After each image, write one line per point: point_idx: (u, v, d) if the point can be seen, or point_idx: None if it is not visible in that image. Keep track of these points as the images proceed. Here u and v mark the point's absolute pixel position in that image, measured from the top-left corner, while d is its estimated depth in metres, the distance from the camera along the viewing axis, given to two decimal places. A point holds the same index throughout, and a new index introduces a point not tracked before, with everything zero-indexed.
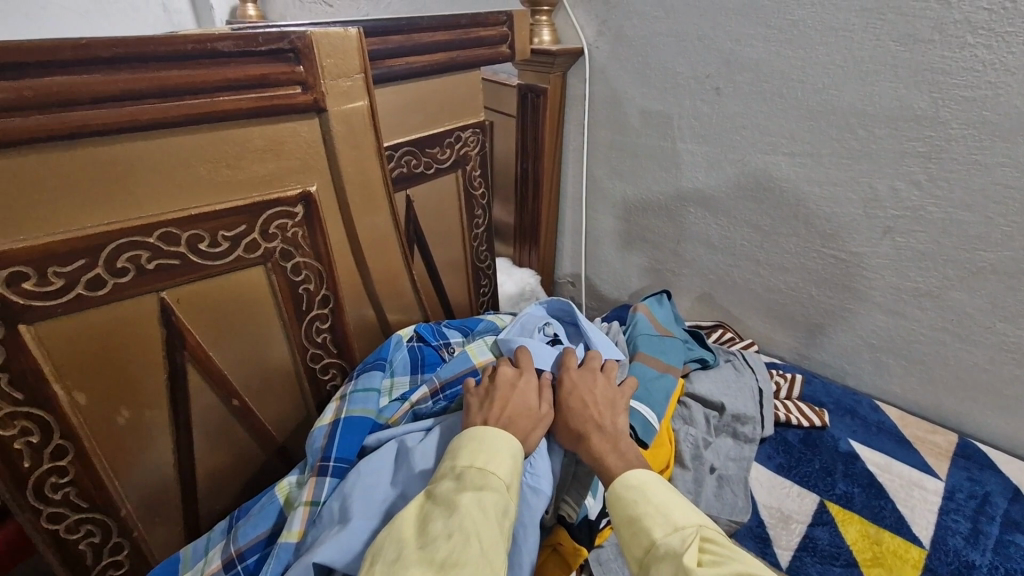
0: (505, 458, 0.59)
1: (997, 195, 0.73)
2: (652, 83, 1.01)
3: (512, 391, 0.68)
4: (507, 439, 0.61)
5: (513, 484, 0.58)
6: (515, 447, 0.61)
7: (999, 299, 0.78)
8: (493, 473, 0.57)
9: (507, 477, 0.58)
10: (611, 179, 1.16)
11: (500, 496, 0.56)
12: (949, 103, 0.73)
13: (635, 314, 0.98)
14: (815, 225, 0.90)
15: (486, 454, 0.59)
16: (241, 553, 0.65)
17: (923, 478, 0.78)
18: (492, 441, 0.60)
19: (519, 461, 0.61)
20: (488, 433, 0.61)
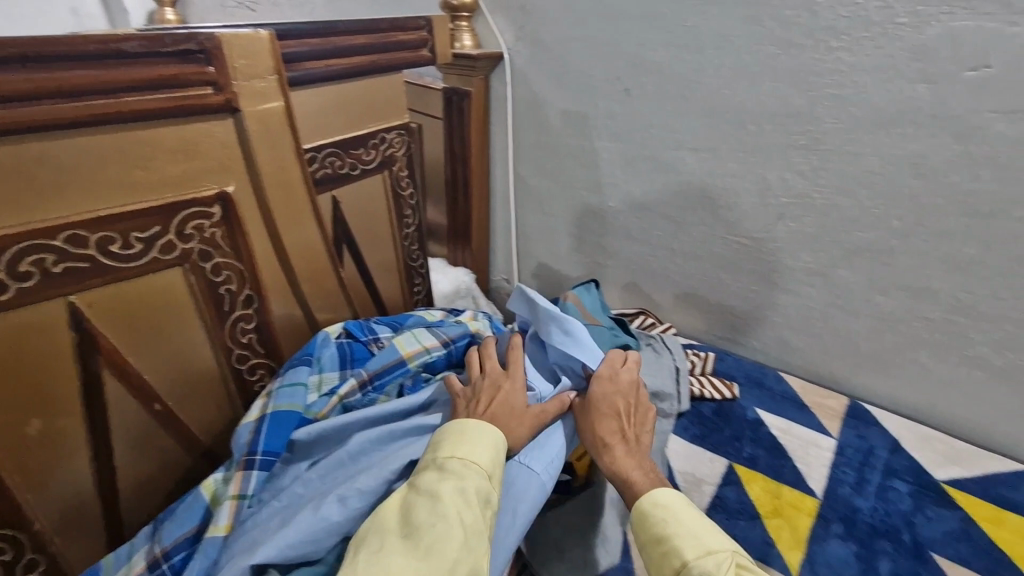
0: (488, 448, 0.63)
1: (867, 181, 0.82)
2: (570, 86, 1.06)
3: (511, 392, 0.72)
4: (492, 430, 0.65)
5: (495, 473, 0.62)
6: (498, 437, 0.65)
7: (876, 275, 0.86)
8: (475, 464, 0.61)
9: (489, 467, 0.62)
10: (537, 177, 1.21)
11: (482, 484, 0.60)
12: (822, 100, 0.81)
13: (564, 303, 1.01)
14: (719, 214, 0.98)
15: (468, 445, 0.63)
16: (166, 552, 0.65)
17: (818, 438, 0.87)
18: (475, 432, 0.64)
19: (502, 450, 0.65)
20: (471, 425, 0.65)
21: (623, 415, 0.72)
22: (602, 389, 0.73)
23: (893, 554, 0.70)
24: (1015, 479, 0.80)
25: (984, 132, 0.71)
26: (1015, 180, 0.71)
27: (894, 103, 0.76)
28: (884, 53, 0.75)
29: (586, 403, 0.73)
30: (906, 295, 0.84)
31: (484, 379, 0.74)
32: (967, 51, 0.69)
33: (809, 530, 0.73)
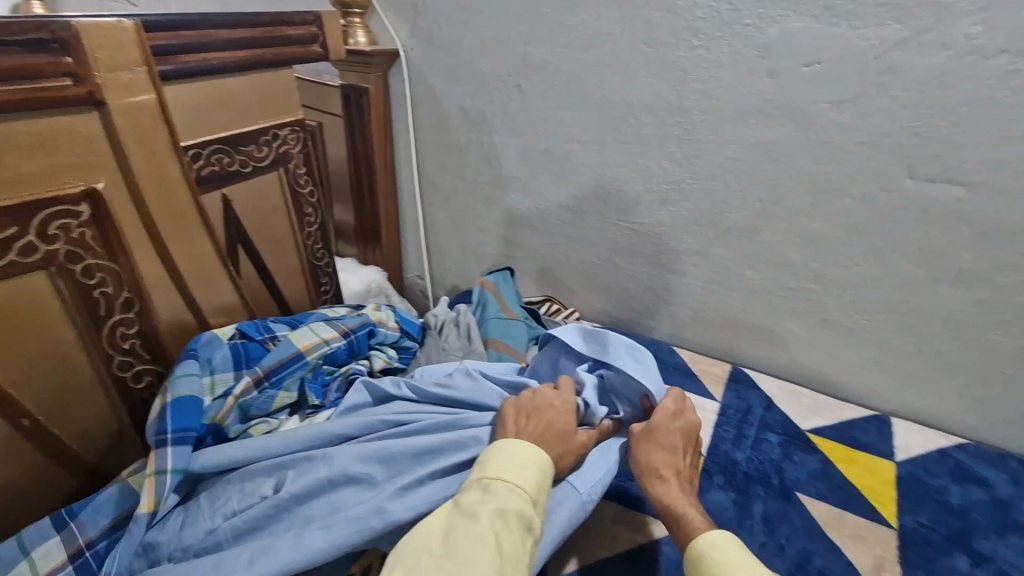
0: (532, 471, 0.62)
1: (731, 166, 0.90)
2: (466, 84, 1.09)
3: (557, 416, 0.71)
4: (539, 455, 0.65)
5: (539, 498, 0.61)
6: (544, 462, 0.64)
7: (744, 251, 0.95)
8: (519, 486, 0.60)
9: (534, 490, 0.61)
10: (441, 173, 1.23)
11: (525, 508, 0.59)
12: (689, 94, 0.89)
13: (481, 291, 1.02)
14: (610, 202, 1.05)
15: (514, 467, 0.62)
16: (90, 542, 0.66)
17: (703, 402, 0.95)
18: (522, 454, 0.64)
19: (548, 474, 0.64)
20: (518, 447, 0.65)
21: (679, 452, 0.70)
22: (663, 423, 0.71)
23: (764, 497, 0.78)
24: (865, 424, 0.91)
25: (819, 121, 0.81)
26: (847, 162, 0.81)
27: (747, 96, 0.85)
28: (736, 51, 0.83)
29: (647, 432, 0.71)
30: (770, 269, 0.94)
31: (534, 397, 0.73)
32: (802, 49, 0.78)
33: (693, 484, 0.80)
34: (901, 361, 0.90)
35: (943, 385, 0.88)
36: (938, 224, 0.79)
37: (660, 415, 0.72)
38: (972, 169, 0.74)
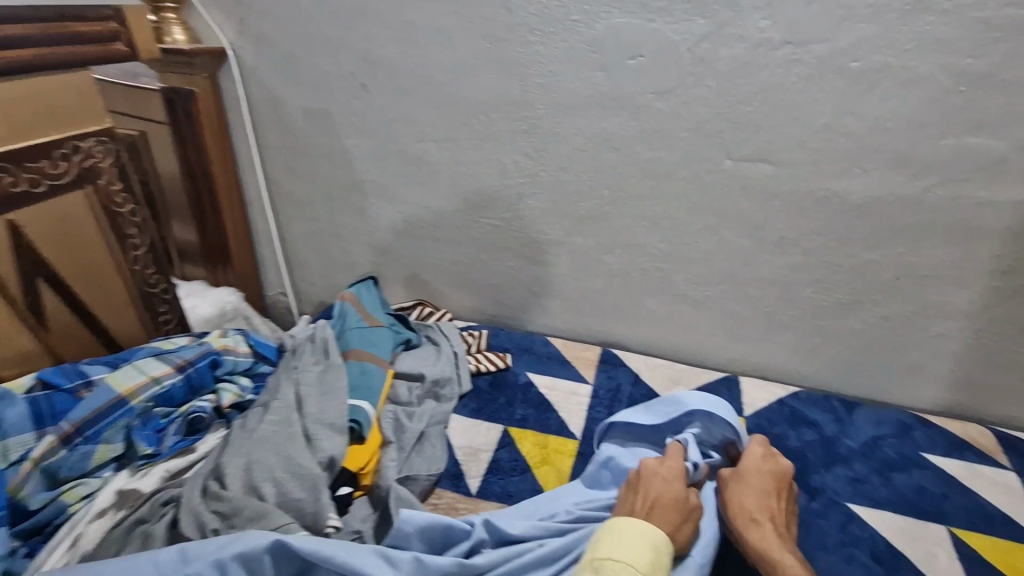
0: (646, 548, 0.59)
1: (578, 157, 0.94)
2: (306, 84, 1.03)
3: (664, 488, 0.67)
4: (657, 532, 0.61)
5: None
6: (657, 536, 0.60)
7: (600, 238, 0.99)
8: (630, 565, 0.57)
9: (649, 566, 0.58)
10: (292, 180, 1.14)
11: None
12: (531, 89, 0.91)
13: (341, 303, 0.96)
14: (471, 199, 1.04)
15: (626, 545, 0.59)
16: None
17: (577, 387, 0.96)
18: (632, 531, 0.60)
19: (662, 553, 0.60)
20: (631, 524, 0.61)
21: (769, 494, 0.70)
22: (753, 467, 0.73)
23: None
24: (718, 386, 0.99)
25: (649, 110, 0.86)
26: (677, 147, 0.88)
27: (584, 88, 0.88)
28: (568, 45, 0.86)
29: (740, 481, 0.71)
30: (624, 252, 0.99)
31: (642, 469, 0.70)
32: (626, 43, 0.83)
33: (569, 469, 0.80)
34: (743, 325, 0.99)
35: (777, 343, 0.98)
36: (756, 199, 0.88)
37: (743, 462, 0.74)
38: (776, 148, 0.83)
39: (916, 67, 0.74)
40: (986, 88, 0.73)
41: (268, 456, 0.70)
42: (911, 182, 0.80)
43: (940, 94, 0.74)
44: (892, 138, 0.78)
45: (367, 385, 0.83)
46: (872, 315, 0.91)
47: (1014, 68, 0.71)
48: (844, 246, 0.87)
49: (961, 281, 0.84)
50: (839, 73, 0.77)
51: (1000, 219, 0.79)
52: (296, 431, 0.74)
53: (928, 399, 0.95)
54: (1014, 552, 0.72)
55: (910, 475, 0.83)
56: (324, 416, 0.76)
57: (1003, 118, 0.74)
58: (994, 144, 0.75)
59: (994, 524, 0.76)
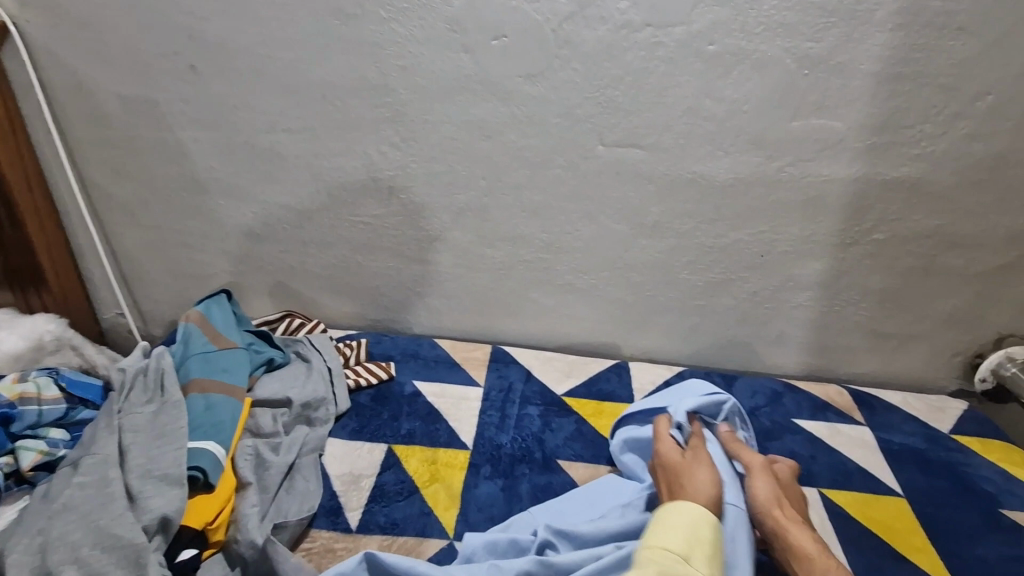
0: (684, 527, 0.59)
1: (448, 146, 0.87)
2: (120, 66, 0.86)
3: (701, 465, 0.68)
4: (697, 507, 0.61)
5: (692, 555, 0.57)
6: (695, 515, 0.60)
7: (480, 231, 0.94)
8: (671, 547, 0.57)
9: (688, 546, 0.57)
10: (115, 182, 0.96)
11: (676, 569, 0.55)
12: (391, 71, 0.82)
13: (185, 326, 0.83)
14: (336, 195, 0.93)
15: (665, 529, 0.59)
16: None
17: (467, 390, 0.90)
18: (674, 515, 0.60)
19: (704, 532, 0.59)
20: (672, 508, 0.61)
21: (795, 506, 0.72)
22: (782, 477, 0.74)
23: (529, 475, 0.77)
24: (609, 373, 0.98)
25: (518, 95, 0.82)
26: (549, 133, 0.84)
27: (448, 70, 0.81)
28: (427, 24, 0.79)
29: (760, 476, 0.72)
30: (507, 245, 0.95)
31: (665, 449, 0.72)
32: (487, 22, 0.77)
33: (462, 483, 0.75)
34: (628, 310, 0.99)
35: (661, 325, 1.00)
36: (630, 184, 0.87)
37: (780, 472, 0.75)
38: (646, 133, 0.83)
39: (765, 50, 0.76)
40: (825, 72, 0.77)
41: (72, 530, 0.58)
42: (767, 162, 0.83)
43: (787, 77, 0.77)
44: (749, 121, 0.80)
45: (216, 421, 0.72)
46: (743, 292, 0.94)
47: (847, 52, 0.75)
48: (714, 227, 0.89)
49: (815, 255, 0.90)
50: (697, 56, 0.77)
51: (843, 194, 0.85)
52: (115, 491, 0.62)
53: (794, 365, 1.02)
54: (872, 503, 0.79)
55: (783, 442, 0.88)
56: (155, 468, 0.65)
57: (840, 100, 0.78)
58: (834, 125, 0.80)
59: (855, 478, 0.82)
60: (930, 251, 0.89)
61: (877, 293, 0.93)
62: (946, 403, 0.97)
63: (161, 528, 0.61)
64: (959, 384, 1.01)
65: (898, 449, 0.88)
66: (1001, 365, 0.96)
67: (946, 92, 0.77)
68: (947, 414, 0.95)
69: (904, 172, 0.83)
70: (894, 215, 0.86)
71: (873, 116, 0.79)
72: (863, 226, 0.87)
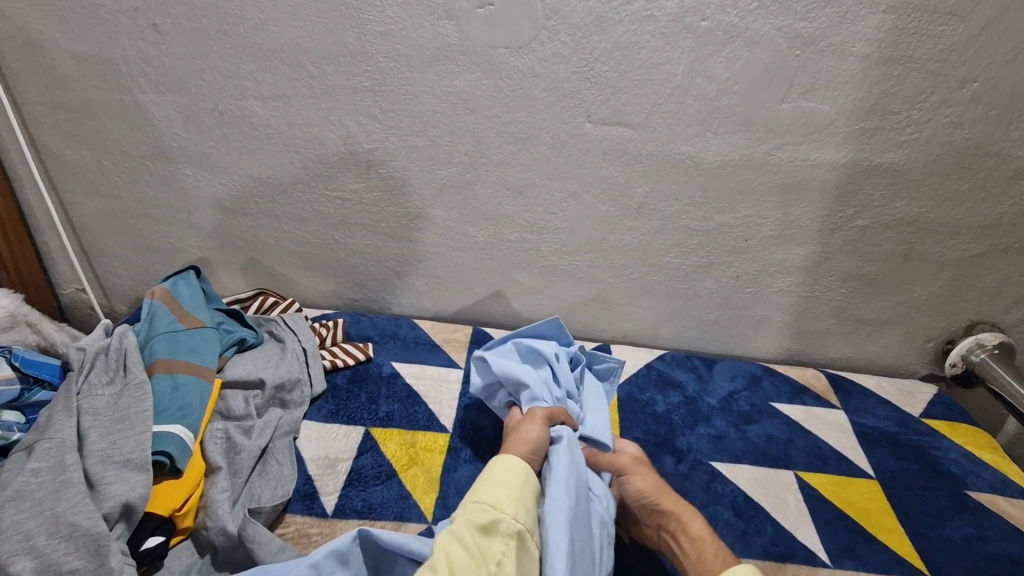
0: (493, 478, 0.61)
1: (430, 119, 0.83)
2: (74, 23, 0.80)
3: (530, 420, 0.71)
4: (517, 461, 0.64)
5: (500, 499, 0.59)
6: (499, 463, 0.63)
7: (462, 209, 0.91)
8: (476, 498, 0.59)
9: (497, 495, 0.59)
10: (73, 148, 0.90)
11: (484, 515, 0.56)
12: (369, 37, 0.78)
13: (150, 303, 0.79)
14: (312, 168, 0.89)
15: (473, 485, 0.61)
16: None
17: (448, 372, 0.89)
18: (484, 470, 0.63)
19: (510, 474, 0.62)
20: (483, 466, 0.64)
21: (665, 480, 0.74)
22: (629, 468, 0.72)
23: None
24: None
25: (504, 67, 0.79)
26: (536, 109, 0.81)
27: (429, 39, 0.77)
28: None
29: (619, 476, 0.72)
30: (490, 224, 0.92)
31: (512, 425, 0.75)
32: None
33: (441, 466, 0.74)
34: (611, 293, 0.98)
35: (644, 308, 0.99)
36: (617, 163, 0.85)
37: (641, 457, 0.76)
38: (634, 111, 0.81)
39: (758, 28, 0.74)
40: (816, 53, 0.75)
41: (26, 519, 0.55)
42: (756, 144, 0.82)
43: (779, 56, 0.75)
44: (739, 101, 0.79)
45: (182, 403, 0.69)
46: (726, 276, 0.94)
47: (839, 33, 0.74)
48: (700, 210, 0.88)
49: (799, 240, 0.90)
50: (687, 32, 0.75)
51: (828, 179, 0.84)
52: (73, 478, 0.58)
53: (773, 349, 1.03)
54: (846, 486, 0.80)
55: (761, 425, 0.88)
56: (117, 453, 0.62)
57: (830, 83, 0.77)
58: (823, 108, 0.79)
59: (830, 462, 0.84)
60: (909, 238, 0.89)
61: (856, 278, 0.93)
62: (916, 388, 1.00)
63: (123, 516, 0.58)
64: (930, 369, 1.03)
65: (870, 432, 0.89)
66: (972, 351, 0.98)
67: (935, 77, 0.76)
68: (917, 398, 0.97)
69: (888, 158, 0.82)
70: (877, 200, 0.86)
71: (862, 100, 0.78)
72: (847, 211, 0.87)
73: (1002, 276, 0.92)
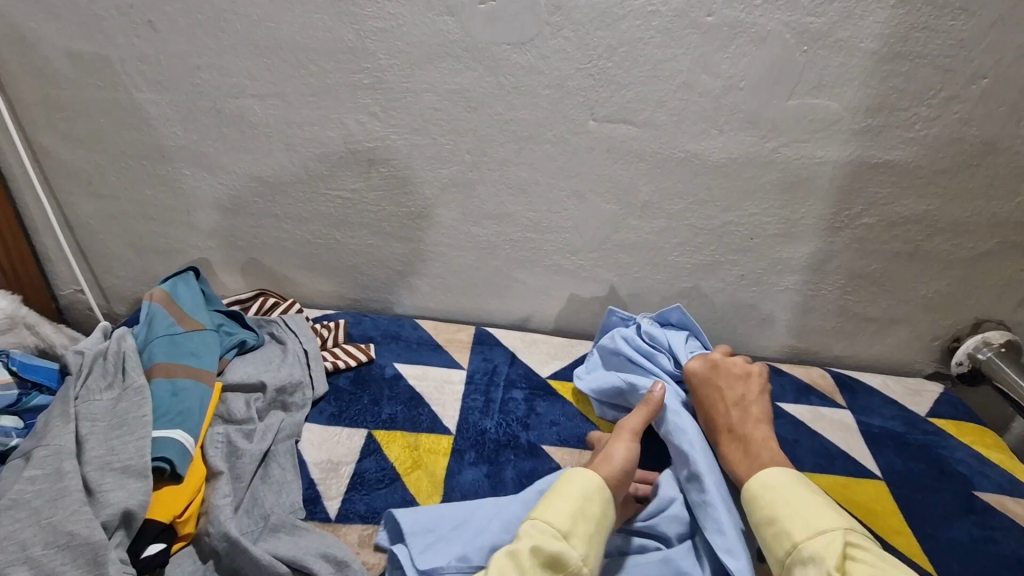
0: (576, 504, 0.59)
1: (431, 117, 0.82)
2: (70, 20, 0.78)
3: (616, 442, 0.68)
4: (596, 483, 0.61)
5: (574, 531, 0.57)
6: (581, 487, 0.60)
7: (464, 209, 0.90)
8: (552, 522, 0.57)
9: (571, 523, 0.57)
10: (69, 147, 0.89)
11: (552, 544, 0.55)
12: (369, 34, 0.77)
13: (149, 306, 0.78)
14: (312, 167, 0.88)
15: (550, 501, 0.60)
16: None
17: (451, 373, 0.88)
18: (565, 488, 0.61)
19: (590, 507, 0.59)
20: (565, 480, 0.62)
21: (746, 394, 0.75)
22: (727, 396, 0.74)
23: (514, 461, 0.75)
24: None
25: (507, 64, 0.77)
26: (539, 107, 0.80)
27: (430, 35, 0.76)
28: None
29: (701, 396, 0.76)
30: (494, 224, 0.91)
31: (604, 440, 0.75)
32: None
33: (445, 469, 0.73)
34: (615, 291, 0.97)
35: (648, 307, 0.98)
36: (621, 162, 0.84)
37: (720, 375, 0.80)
38: (638, 109, 0.79)
39: (765, 23, 0.73)
40: (824, 49, 0.74)
41: (21, 528, 0.54)
42: (762, 142, 0.81)
43: (785, 53, 0.74)
44: (744, 98, 0.78)
45: (183, 407, 0.69)
46: (731, 275, 0.93)
47: (846, 28, 0.73)
48: (705, 208, 0.87)
49: (805, 238, 0.89)
50: (693, 28, 0.73)
51: (835, 177, 0.83)
52: (71, 485, 0.58)
53: (778, 348, 1.02)
54: (852, 487, 0.79)
55: None
56: (115, 459, 0.61)
57: (838, 78, 0.76)
58: (830, 104, 0.78)
59: (837, 462, 0.83)
60: (917, 235, 0.88)
61: (863, 277, 0.93)
62: (922, 386, 0.99)
63: (123, 523, 0.58)
64: (936, 368, 1.03)
65: (877, 432, 0.88)
66: (978, 349, 0.97)
67: (944, 73, 0.75)
68: (924, 397, 0.96)
69: (896, 155, 0.81)
70: (884, 198, 0.85)
71: (870, 97, 0.77)
72: (854, 209, 0.86)
73: (1010, 273, 0.92)
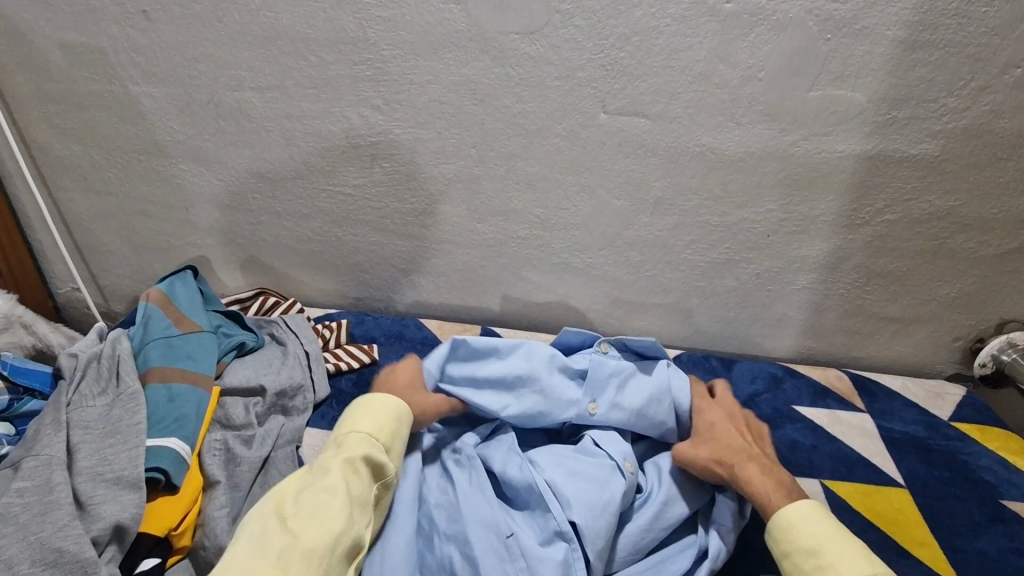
0: (390, 420, 0.63)
1: (436, 110, 0.79)
2: (60, 9, 0.75)
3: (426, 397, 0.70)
4: (402, 406, 0.65)
5: (391, 446, 0.62)
6: (396, 407, 0.65)
7: (470, 205, 0.87)
8: (374, 435, 0.61)
9: (389, 439, 0.62)
10: (64, 143, 0.86)
11: (379, 454, 0.60)
12: (372, 23, 0.74)
13: (145, 306, 0.76)
14: (313, 162, 0.85)
15: (369, 417, 0.63)
16: None
17: None
18: (377, 406, 0.64)
19: (402, 423, 0.65)
20: (373, 400, 0.65)
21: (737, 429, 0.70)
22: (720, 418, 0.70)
23: None
24: None
25: (515, 54, 0.74)
26: (548, 99, 0.77)
27: (436, 24, 0.73)
28: None
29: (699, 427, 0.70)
30: (499, 220, 0.88)
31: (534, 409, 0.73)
32: None
33: None
34: (624, 291, 0.94)
35: (659, 307, 0.95)
36: (634, 156, 0.80)
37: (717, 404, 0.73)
38: (652, 100, 0.76)
39: (787, 10, 0.69)
40: (848, 37, 0.70)
41: (8, 545, 0.52)
42: (781, 135, 0.77)
43: (807, 41, 0.71)
44: (764, 89, 0.74)
45: (176, 414, 0.66)
46: (746, 273, 0.90)
47: (872, 16, 0.69)
48: (720, 204, 0.84)
49: (823, 235, 0.85)
50: (711, 15, 0.70)
51: (855, 172, 0.80)
52: (60, 498, 0.56)
53: (793, 349, 0.99)
54: (874, 495, 0.76)
55: (784, 430, 0.85)
56: (107, 470, 0.59)
57: (862, 68, 0.72)
58: (853, 95, 0.74)
59: (856, 469, 0.80)
60: (941, 233, 0.85)
61: (883, 276, 0.89)
62: (944, 389, 0.95)
63: (115, 538, 0.56)
64: (957, 369, 0.99)
65: (898, 437, 0.85)
66: (1002, 351, 0.93)
67: (975, 62, 0.71)
68: (947, 400, 0.93)
69: (922, 148, 0.78)
70: (906, 194, 0.81)
71: (895, 87, 0.73)
72: (875, 205, 0.83)
73: None
